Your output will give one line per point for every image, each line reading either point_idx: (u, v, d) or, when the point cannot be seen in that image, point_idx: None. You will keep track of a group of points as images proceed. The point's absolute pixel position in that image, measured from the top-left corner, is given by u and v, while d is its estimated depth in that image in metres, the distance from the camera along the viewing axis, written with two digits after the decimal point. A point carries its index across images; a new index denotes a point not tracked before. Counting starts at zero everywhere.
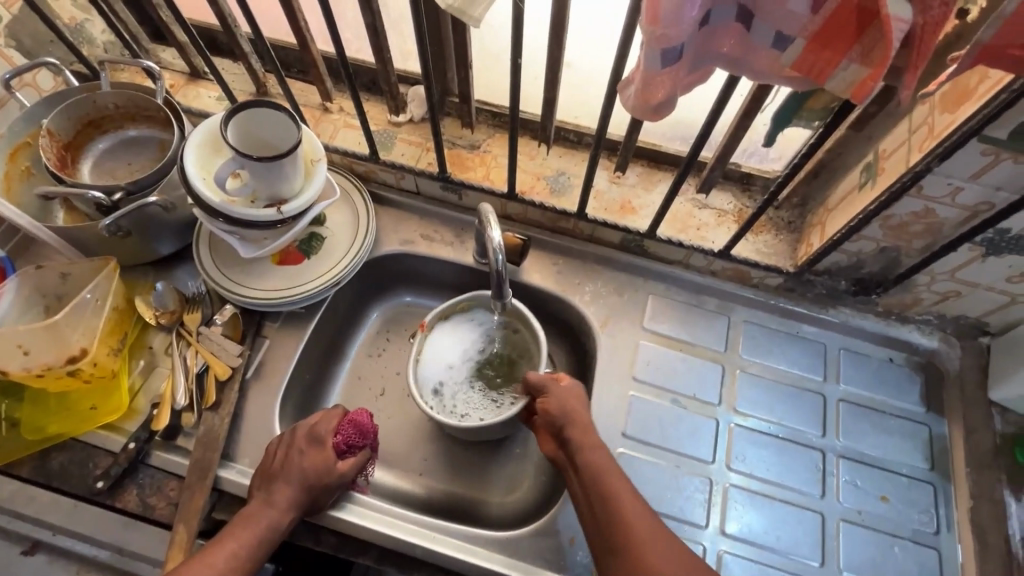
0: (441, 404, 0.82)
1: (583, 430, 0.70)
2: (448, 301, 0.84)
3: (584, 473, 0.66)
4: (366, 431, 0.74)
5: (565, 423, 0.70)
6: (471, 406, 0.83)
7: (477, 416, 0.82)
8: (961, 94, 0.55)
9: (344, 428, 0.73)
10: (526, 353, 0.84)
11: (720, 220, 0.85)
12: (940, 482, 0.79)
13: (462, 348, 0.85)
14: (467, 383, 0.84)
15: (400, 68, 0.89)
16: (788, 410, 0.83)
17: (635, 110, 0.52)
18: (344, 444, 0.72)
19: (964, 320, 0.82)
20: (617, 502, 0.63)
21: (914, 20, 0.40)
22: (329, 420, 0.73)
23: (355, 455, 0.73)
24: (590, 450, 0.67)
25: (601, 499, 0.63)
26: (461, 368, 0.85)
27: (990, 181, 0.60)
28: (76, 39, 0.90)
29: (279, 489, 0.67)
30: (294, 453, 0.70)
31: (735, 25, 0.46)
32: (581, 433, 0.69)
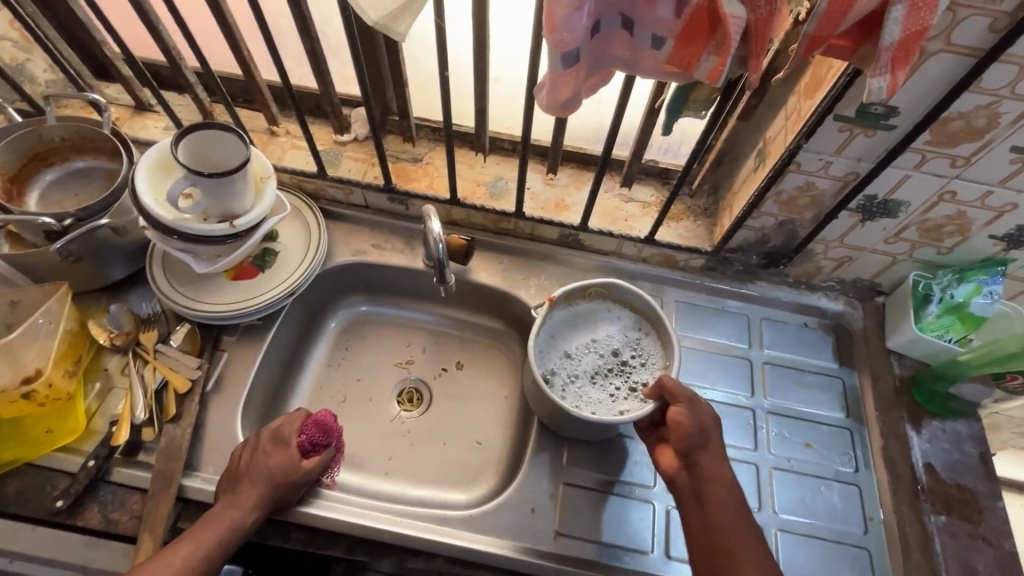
0: (555, 387, 0.82)
1: (711, 462, 0.72)
2: (578, 283, 0.85)
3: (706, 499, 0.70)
4: (330, 430, 0.77)
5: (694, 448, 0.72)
6: (585, 399, 0.82)
7: (587, 409, 0.81)
8: (816, 82, 0.67)
9: (308, 428, 0.76)
10: (654, 361, 0.83)
11: (644, 211, 0.95)
12: (855, 427, 0.88)
13: (583, 340, 0.86)
14: (585, 376, 0.84)
15: (341, 91, 0.95)
16: (721, 376, 0.91)
17: (549, 107, 0.60)
18: (309, 442, 0.75)
19: (861, 282, 0.93)
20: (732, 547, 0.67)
21: (749, 17, 0.49)
22: (292, 421, 0.77)
23: (320, 454, 0.76)
24: (715, 486, 0.70)
25: (716, 527, 0.68)
26: (580, 359, 0.85)
27: (852, 154, 0.71)
28: (18, 78, 0.92)
29: (244, 488, 0.69)
30: (259, 456, 0.72)
31: (621, 32, 0.55)
32: (709, 457, 0.72)
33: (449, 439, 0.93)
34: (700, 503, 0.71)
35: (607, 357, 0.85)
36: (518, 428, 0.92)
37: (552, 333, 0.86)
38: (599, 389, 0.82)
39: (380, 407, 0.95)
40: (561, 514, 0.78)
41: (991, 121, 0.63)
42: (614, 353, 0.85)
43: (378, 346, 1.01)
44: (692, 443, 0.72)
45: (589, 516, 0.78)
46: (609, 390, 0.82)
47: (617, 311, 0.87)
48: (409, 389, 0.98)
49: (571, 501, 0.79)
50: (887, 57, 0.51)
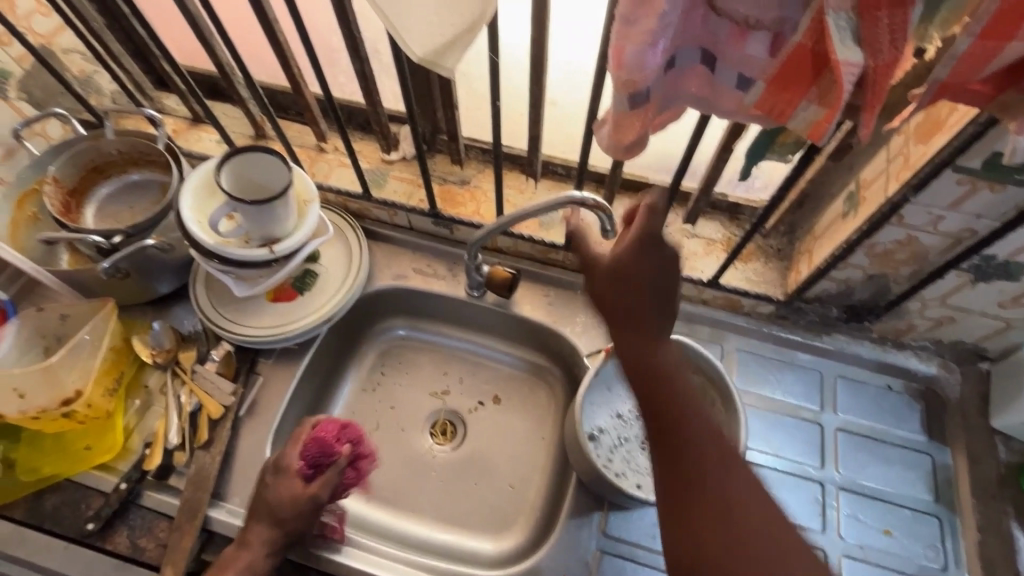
0: (602, 450, 0.76)
1: (659, 349, 0.51)
2: None
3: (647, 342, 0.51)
4: (329, 450, 0.71)
5: (637, 331, 0.51)
6: (632, 467, 0.77)
7: (633, 480, 0.76)
8: (933, 125, 0.56)
9: (308, 448, 0.71)
10: None
11: (708, 249, 0.86)
12: (946, 514, 0.77)
13: (637, 401, 0.81)
14: (631, 442, 0.79)
15: (390, 108, 0.91)
16: (786, 442, 0.81)
17: (609, 149, 0.54)
18: (309, 466, 0.70)
19: (962, 345, 0.81)
20: (710, 477, 0.49)
21: (867, 63, 0.40)
22: (294, 443, 0.71)
23: (325, 472, 0.71)
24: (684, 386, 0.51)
25: (656, 373, 0.51)
26: (631, 423, 0.80)
27: (969, 210, 0.60)
28: (85, 89, 0.94)
29: (252, 529, 0.68)
30: (264, 491, 0.70)
31: (700, 68, 0.47)
32: (633, 285, 0.51)
33: (481, 480, 0.88)
34: (641, 343, 0.51)
35: None
36: (554, 477, 0.86)
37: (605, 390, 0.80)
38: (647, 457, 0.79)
39: (411, 440, 0.91)
40: None
41: None
42: None
43: (414, 373, 0.97)
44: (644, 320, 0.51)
45: None
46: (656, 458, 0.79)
47: None
48: (443, 422, 0.93)
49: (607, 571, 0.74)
50: None
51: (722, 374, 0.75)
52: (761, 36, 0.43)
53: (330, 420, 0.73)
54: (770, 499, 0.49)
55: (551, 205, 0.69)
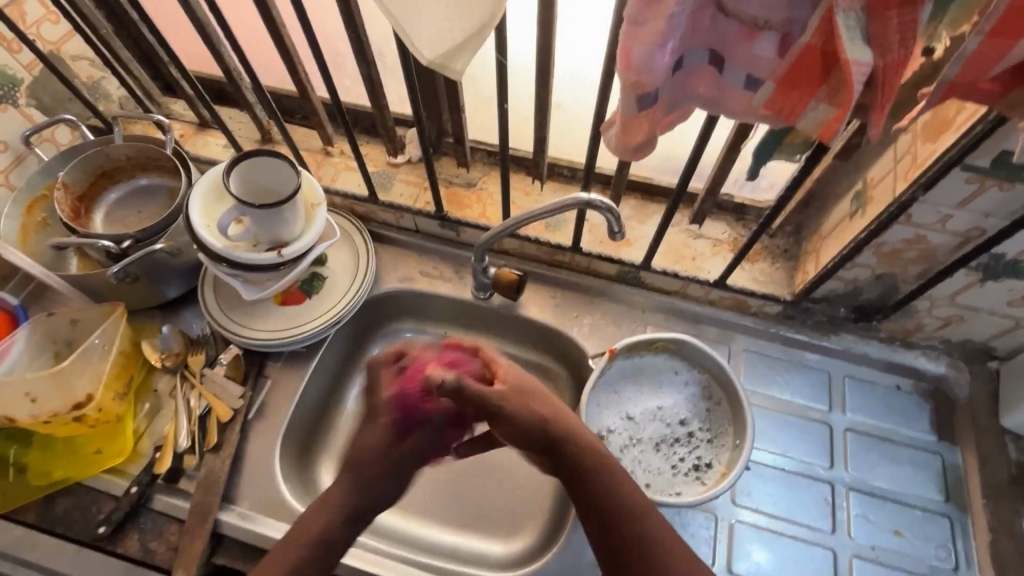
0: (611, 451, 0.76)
1: (582, 447, 0.61)
2: (645, 335, 0.78)
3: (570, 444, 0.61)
4: (421, 402, 0.60)
5: (561, 430, 0.61)
6: (643, 468, 0.76)
7: (642, 479, 0.75)
8: (940, 124, 0.56)
9: (398, 396, 0.61)
10: (717, 436, 0.77)
11: (715, 250, 0.86)
12: (957, 515, 0.76)
13: (648, 402, 0.80)
14: (643, 445, 0.77)
15: (396, 111, 0.92)
16: (795, 443, 0.81)
17: (617, 150, 0.54)
18: (401, 417, 0.61)
19: (971, 344, 0.80)
20: (637, 538, 0.58)
21: (877, 63, 0.40)
22: (385, 384, 0.63)
23: (423, 426, 0.61)
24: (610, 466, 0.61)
25: (584, 468, 0.60)
26: (642, 425, 0.78)
27: (978, 208, 0.60)
28: (93, 95, 0.95)
29: (335, 485, 0.61)
30: (356, 438, 0.62)
31: (708, 68, 0.47)
32: (543, 402, 0.63)
33: (489, 482, 0.88)
34: (563, 444, 0.61)
35: (669, 423, 0.79)
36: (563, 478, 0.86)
37: (611, 392, 0.80)
38: (660, 459, 0.77)
39: None
40: None
41: None
42: (679, 420, 0.78)
43: None
44: (564, 425, 0.62)
45: None
46: (669, 460, 0.77)
47: (684, 370, 0.80)
48: None
49: None
50: None
51: (729, 371, 0.76)
52: (770, 36, 0.43)
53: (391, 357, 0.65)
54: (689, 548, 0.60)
55: (558, 207, 0.69)
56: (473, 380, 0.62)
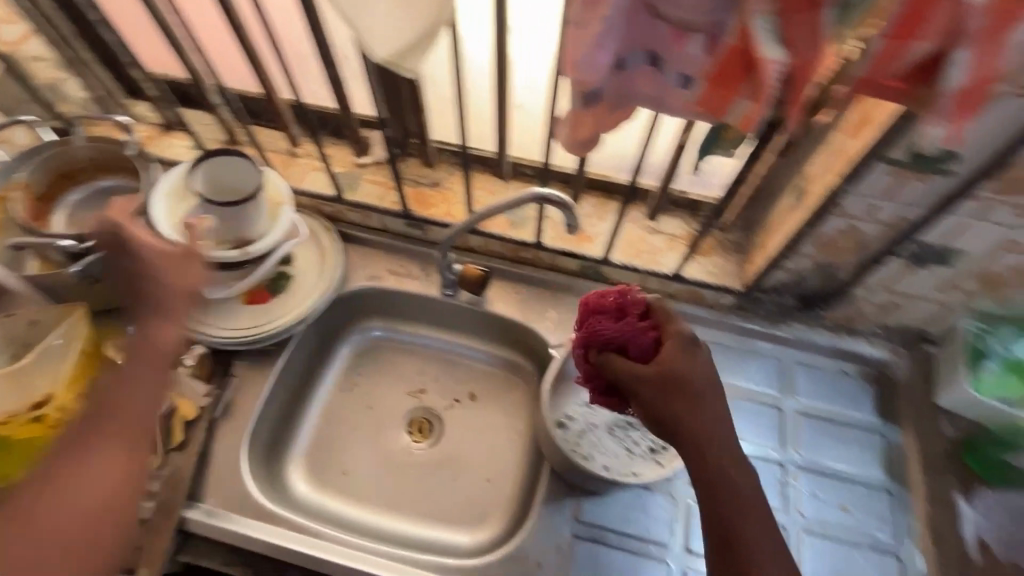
0: (569, 434, 0.79)
1: (713, 434, 0.58)
2: None
3: (696, 426, 0.58)
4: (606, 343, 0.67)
5: (700, 436, 0.57)
6: (598, 451, 0.78)
7: (600, 463, 0.77)
8: (863, 121, 0.61)
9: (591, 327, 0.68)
10: None
11: (671, 245, 0.90)
12: (898, 490, 0.81)
13: None
14: (599, 428, 0.80)
15: (361, 113, 0.94)
16: (749, 427, 0.85)
17: (567, 145, 0.57)
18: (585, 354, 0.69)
19: (907, 330, 0.86)
20: (737, 537, 0.55)
21: (788, 62, 0.45)
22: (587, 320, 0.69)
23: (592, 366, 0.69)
24: (742, 478, 0.57)
25: (704, 450, 0.57)
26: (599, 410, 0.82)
27: (902, 199, 0.65)
28: (53, 97, 0.94)
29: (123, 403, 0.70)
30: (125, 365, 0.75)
31: (647, 68, 0.50)
32: (685, 386, 0.59)
33: (459, 476, 0.90)
34: (690, 425, 0.58)
35: None
36: (530, 469, 0.89)
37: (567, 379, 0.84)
38: (617, 440, 0.80)
39: (388, 438, 0.92)
40: (568, 569, 0.75)
41: None
42: None
43: (389, 373, 0.98)
44: (710, 431, 0.57)
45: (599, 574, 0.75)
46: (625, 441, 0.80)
47: None
48: (420, 420, 0.95)
49: (580, 555, 0.76)
50: (949, 103, 0.45)
51: None
52: (697, 38, 0.47)
53: (600, 294, 0.70)
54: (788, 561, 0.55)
55: (515, 201, 0.72)
56: (627, 358, 0.64)
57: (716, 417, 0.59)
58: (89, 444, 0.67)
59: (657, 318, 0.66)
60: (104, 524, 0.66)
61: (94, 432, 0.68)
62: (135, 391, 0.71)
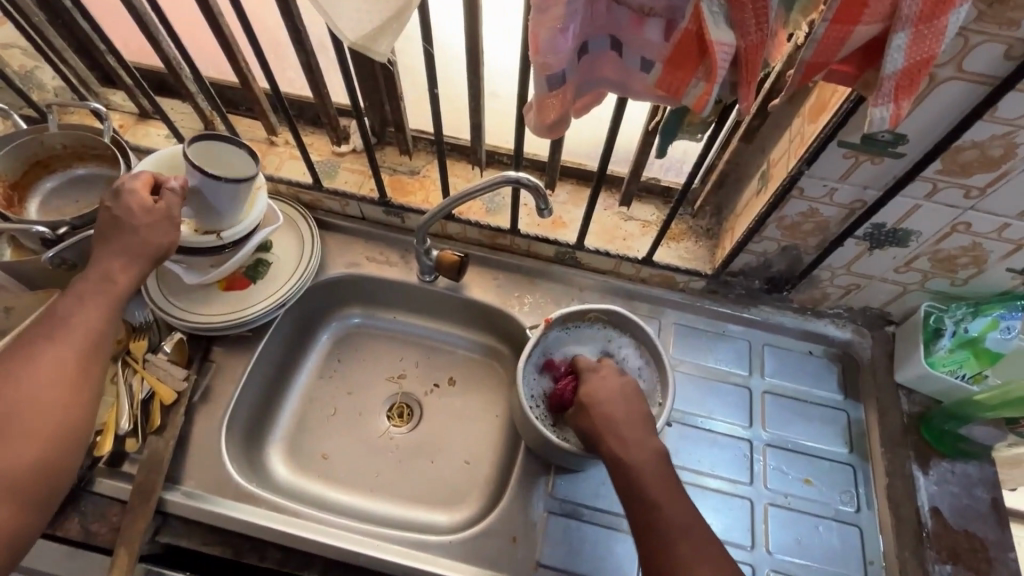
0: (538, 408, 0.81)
1: (617, 422, 0.69)
2: (575, 306, 0.83)
3: (600, 419, 0.69)
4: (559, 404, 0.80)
5: (605, 426, 0.68)
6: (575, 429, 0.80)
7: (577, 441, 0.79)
8: (820, 106, 0.64)
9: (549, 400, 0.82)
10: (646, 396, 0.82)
11: (644, 230, 0.92)
12: (859, 463, 0.85)
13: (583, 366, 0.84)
14: None
15: (339, 102, 0.94)
16: (717, 405, 0.88)
17: (535, 128, 0.59)
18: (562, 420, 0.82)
19: (870, 310, 0.89)
20: (644, 502, 0.62)
21: (739, 44, 0.47)
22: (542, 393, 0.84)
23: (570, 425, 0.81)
24: (635, 457, 0.65)
25: (611, 433, 0.68)
26: None
27: (858, 181, 0.68)
28: (26, 85, 0.93)
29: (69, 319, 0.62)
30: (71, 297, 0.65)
31: (610, 53, 0.53)
32: (597, 392, 0.72)
33: (436, 457, 0.91)
34: (595, 418, 0.70)
35: None
36: (506, 448, 0.91)
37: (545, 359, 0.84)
38: None
39: (368, 422, 0.94)
40: (542, 544, 0.77)
41: (1007, 151, 0.59)
42: None
43: (370, 359, 1.00)
44: (601, 429, 0.68)
45: (573, 548, 0.77)
46: None
47: (613, 339, 0.86)
48: (400, 405, 0.96)
49: (554, 530, 0.78)
50: (890, 85, 0.47)
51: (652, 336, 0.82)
52: (656, 22, 0.49)
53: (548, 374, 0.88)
54: (694, 518, 0.61)
55: (488, 185, 0.74)
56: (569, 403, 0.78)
57: (622, 408, 0.70)
58: (29, 354, 0.59)
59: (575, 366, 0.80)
60: (44, 431, 0.57)
61: (40, 338, 0.60)
62: (86, 304, 0.63)
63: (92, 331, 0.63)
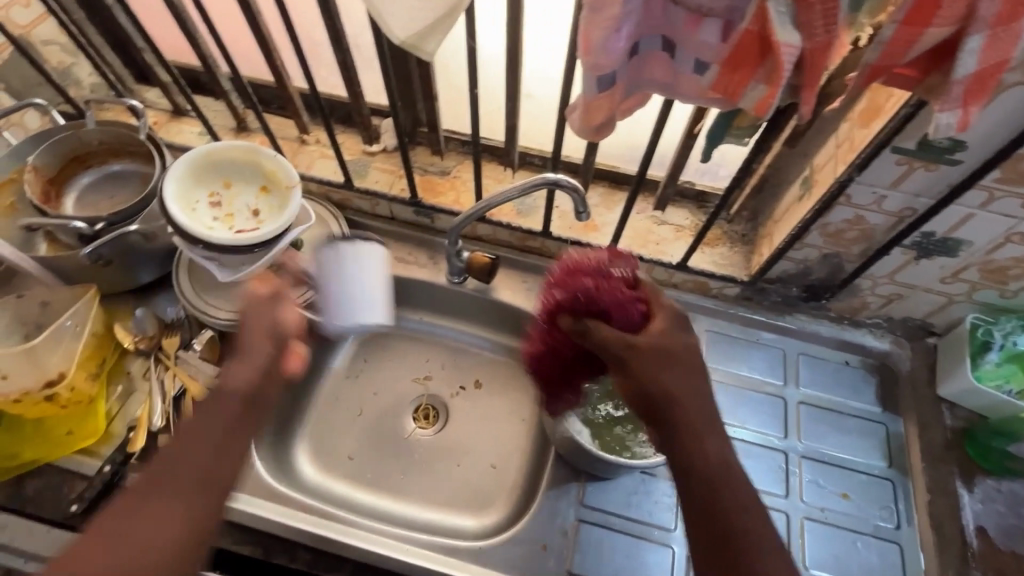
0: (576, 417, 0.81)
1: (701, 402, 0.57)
2: None
3: (679, 392, 0.57)
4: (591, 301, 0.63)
5: (687, 404, 0.56)
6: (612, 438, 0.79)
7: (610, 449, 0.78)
8: (873, 111, 0.62)
9: (579, 284, 0.64)
10: None
11: (678, 235, 0.90)
12: (898, 478, 0.82)
13: None
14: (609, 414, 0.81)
15: (373, 102, 0.94)
16: (751, 415, 0.86)
17: (579, 131, 0.58)
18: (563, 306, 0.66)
19: (910, 321, 0.86)
20: (727, 505, 0.52)
21: (804, 45, 0.46)
22: (578, 273, 0.65)
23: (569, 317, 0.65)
24: (718, 452, 0.55)
25: (693, 414, 0.56)
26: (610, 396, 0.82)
27: (909, 189, 0.66)
28: (64, 81, 0.94)
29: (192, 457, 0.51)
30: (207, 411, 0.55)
31: (661, 54, 0.52)
32: (677, 357, 0.59)
33: (463, 460, 0.91)
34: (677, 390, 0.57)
35: None
36: (534, 453, 0.90)
37: None
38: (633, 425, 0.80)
39: (394, 423, 0.93)
40: (572, 552, 0.76)
41: None
42: None
43: (396, 360, 0.99)
44: (682, 406, 0.56)
45: (605, 558, 0.76)
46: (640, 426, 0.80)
47: None
48: (426, 406, 0.96)
49: (585, 540, 0.77)
50: (959, 90, 0.46)
51: None
52: (713, 22, 0.47)
53: (594, 257, 0.67)
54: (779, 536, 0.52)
55: (526, 187, 0.72)
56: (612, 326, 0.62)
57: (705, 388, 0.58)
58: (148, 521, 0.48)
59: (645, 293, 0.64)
60: None
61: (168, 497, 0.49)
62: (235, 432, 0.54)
63: (208, 470, 0.51)
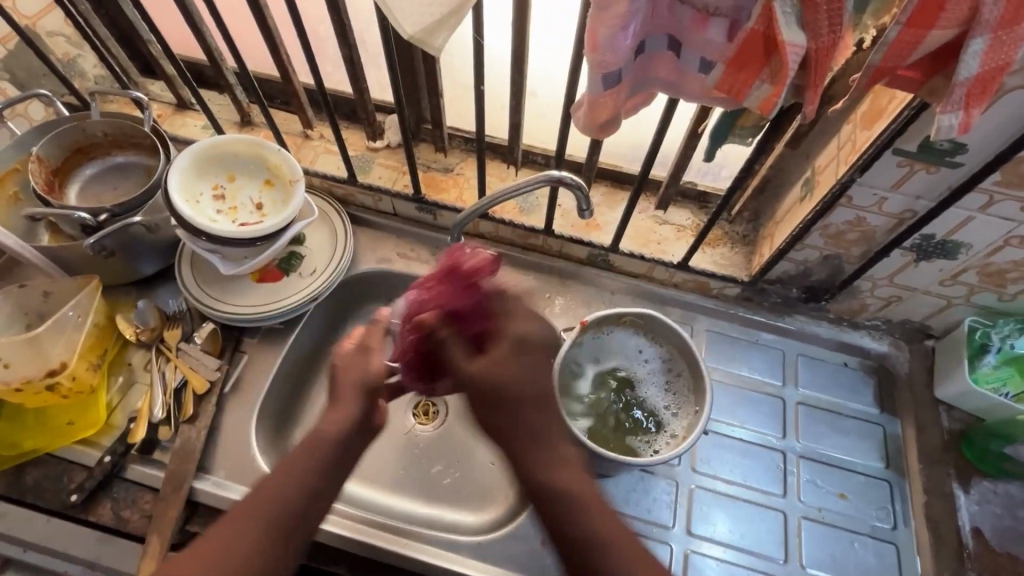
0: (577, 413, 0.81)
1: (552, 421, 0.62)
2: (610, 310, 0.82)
3: (532, 410, 0.62)
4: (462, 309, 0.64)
5: (535, 421, 0.61)
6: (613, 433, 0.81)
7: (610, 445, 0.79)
8: (876, 112, 0.62)
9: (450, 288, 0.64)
10: (681, 403, 0.81)
11: (679, 235, 0.91)
12: (895, 479, 0.82)
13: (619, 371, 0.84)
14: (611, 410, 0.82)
15: (377, 98, 0.94)
16: (750, 415, 0.86)
17: (584, 128, 0.58)
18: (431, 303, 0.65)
19: (909, 324, 0.87)
20: (581, 510, 0.57)
21: (809, 45, 0.46)
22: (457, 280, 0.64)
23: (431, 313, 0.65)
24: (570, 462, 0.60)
25: (542, 431, 0.61)
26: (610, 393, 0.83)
27: (910, 191, 0.66)
28: (69, 72, 0.94)
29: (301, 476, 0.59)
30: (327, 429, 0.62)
31: (667, 53, 0.52)
32: (529, 378, 0.63)
33: (463, 456, 0.91)
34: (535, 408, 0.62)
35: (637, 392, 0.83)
36: None
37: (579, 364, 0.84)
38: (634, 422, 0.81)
39: (394, 418, 0.93)
40: None
41: None
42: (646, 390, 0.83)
43: None
44: (533, 422, 0.61)
45: None
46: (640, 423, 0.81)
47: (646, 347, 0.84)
48: (425, 402, 0.95)
49: None
50: (961, 92, 0.46)
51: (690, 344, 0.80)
52: (719, 22, 0.48)
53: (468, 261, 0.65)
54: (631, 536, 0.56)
55: (529, 185, 0.73)
56: (461, 342, 0.65)
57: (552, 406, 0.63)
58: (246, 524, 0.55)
59: (498, 312, 0.65)
60: None
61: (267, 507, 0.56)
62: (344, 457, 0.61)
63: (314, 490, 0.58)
